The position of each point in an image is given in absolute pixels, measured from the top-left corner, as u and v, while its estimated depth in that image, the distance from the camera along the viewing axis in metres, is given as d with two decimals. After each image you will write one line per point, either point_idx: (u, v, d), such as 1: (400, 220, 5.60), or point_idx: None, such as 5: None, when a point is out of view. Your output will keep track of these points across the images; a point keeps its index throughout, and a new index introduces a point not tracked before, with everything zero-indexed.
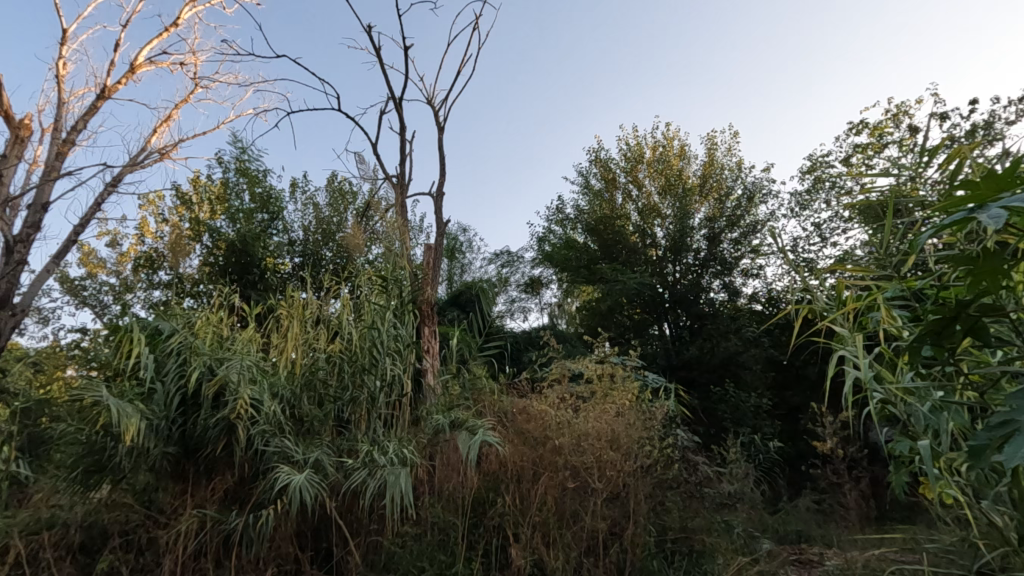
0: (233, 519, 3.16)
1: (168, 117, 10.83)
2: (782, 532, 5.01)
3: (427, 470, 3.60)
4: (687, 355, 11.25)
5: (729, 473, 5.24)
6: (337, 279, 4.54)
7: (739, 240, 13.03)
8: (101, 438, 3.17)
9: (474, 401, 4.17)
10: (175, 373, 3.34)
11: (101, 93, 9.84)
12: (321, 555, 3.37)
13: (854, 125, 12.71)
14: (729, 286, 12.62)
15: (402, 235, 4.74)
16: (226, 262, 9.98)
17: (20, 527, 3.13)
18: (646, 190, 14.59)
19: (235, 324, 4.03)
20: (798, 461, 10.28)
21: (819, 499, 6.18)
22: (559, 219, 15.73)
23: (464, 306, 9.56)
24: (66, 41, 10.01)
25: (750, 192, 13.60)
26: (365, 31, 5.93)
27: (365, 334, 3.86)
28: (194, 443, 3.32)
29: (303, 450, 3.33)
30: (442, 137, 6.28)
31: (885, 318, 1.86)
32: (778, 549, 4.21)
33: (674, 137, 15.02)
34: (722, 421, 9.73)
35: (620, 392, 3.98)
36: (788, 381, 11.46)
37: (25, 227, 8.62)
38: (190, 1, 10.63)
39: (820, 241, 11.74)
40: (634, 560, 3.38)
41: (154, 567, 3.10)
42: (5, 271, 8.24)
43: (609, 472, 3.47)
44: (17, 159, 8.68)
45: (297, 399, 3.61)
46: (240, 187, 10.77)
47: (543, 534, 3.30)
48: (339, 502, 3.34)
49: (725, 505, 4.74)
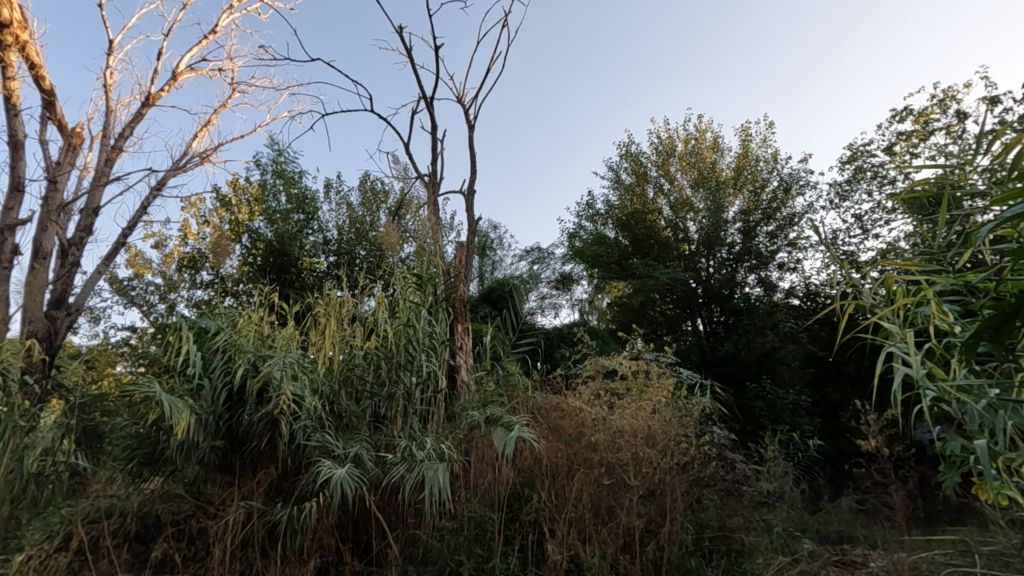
0: (277, 511, 3.25)
1: (208, 122, 11.18)
2: (822, 532, 4.92)
3: (463, 466, 3.64)
4: (722, 350, 11.02)
5: (767, 471, 5.12)
6: (371, 278, 4.63)
7: (775, 234, 12.68)
8: (154, 432, 3.31)
9: (508, 398, 4.19)
10: (221, 369, 3.46)
11: (146, 101, 10.21)
12: (361, 547, 3.46)
13: (897, 112, 12.19)
14: (765, 281, 12.25)
15: (435, 233, 4.78)
16: (264, 262, 10.28)
17: (81, 517, 3.29)
18: (678, 183, 14.42)
19: (275, 323, 4.15)
20: (840, 460, 9.98)
21: (862, 499, 6.01)
22: (590, 215, 15.69)
23: (496, 302, 9.63)
24: (112, 51, 10.44)
25: (787, 183, 13.22)
26: (397, 33, 6.03)
27: (401, 331, 3.93)
28: (240, 437, 3.42)
29: (344, 445, 3.42)
30: (471, 136, 6.32)
31: (936, 313, 1.78)
32: (820, 550, 4.13)
33: (707, 129, 14.75)
34: (760, 418, 9.48)
35: (656, 388, 3.93)
36: (827, 377, 11.13)
37: (78, 231, 9.05)
38: (227, 8, 10.93)
39: (861, 233, 11.35)
40: (671, 557, 3.36)
41: (204, 555, 3.25)
42: (60, 273, 8.66)
43: (645, 469, 3.46)
44: (70, 165, 9.09)
45: (335, 395, 3.71)
46: (277, 189, 11.07)
47: (579, 530, 3.32)
48: (378, 496, 3.42)
49: (764, 504, 4.64)
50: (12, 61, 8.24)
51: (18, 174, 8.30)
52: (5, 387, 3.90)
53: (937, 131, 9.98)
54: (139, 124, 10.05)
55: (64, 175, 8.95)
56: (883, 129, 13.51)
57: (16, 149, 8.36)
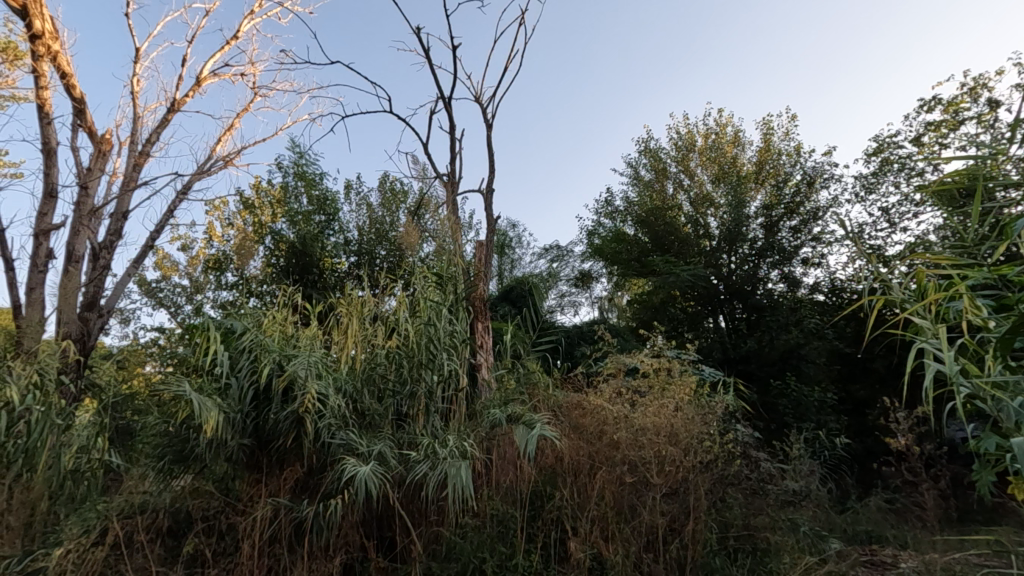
0: (304, 507, 3.31)
1: (231, 126, 11.38)
2: (850, 532, 4.84)
3: (485, 464, 3.66)
4: (745, 347, 10.88)
5: (793, 470, 5.02)
6: (392, 277, 4.69)
7: (798, 228, 12.46)
8: (184, 430, 3.40)
9: (529, 396, 4.22)
10: (247, 369, 3.53)
11: (172, 106, 10.44)
12: (385, 544, 3.50)
13: (925, 101, 11.84)
14: (788, 276, 12.02)
15: (454, 233, 4.79)
16: (287, 263, 10.45)
17: (117, 512, 3.37)
18: (698, 178, 14.27)
19: (299, 323, 4.23)
20: (868, 459, 9.77)
21: (891, 498, 5.87)
22: (608, 212, 15.62)
23: (516, 301, 9.66)
24: (138, 59, 10.69)
25: (810, 177, 12.90)
26: (415, 34, 6.08)
27: (422, 330, 3.97)
28: (267, 435, 3.49)
29: (367, 443, 3.47)
30: (489, 135, 6.35)
31: (969, 308, 1.72)
32: (848, 550, 4.06)
33: (728, 123, 14.53)
34: (784, 416, 9.26)
35: (678, 386, 3.90)
36: (854, 374, 10.88)
37: (108, 235, 9.30)
38: (248, 14, 11.12)
39: (888, 227, 11.07)
40: (695, 556, 3.34)
41: (234, 550, 3.32)
42: (92, 276, 8.90)
43: (668, 467, 3.44)
44: (100, 171, 9.34)
45: (359, 394, 3.76)
46: (298, 191, 11.24)
47: (602, 528, 3.33)
48: (402, 494, 3.46)
49: (790, 503, 4.56)
50: (45, 71, 8.51)
51: (52, 181, 8.57)
52: (42, 385, 4.03)
53: (968, 121, 9.67)
54: (165, 130, 10.29)
55: (96, 181, 9.20)
56: (911, 120, 13.13)
57: (50, 156, 8.63)
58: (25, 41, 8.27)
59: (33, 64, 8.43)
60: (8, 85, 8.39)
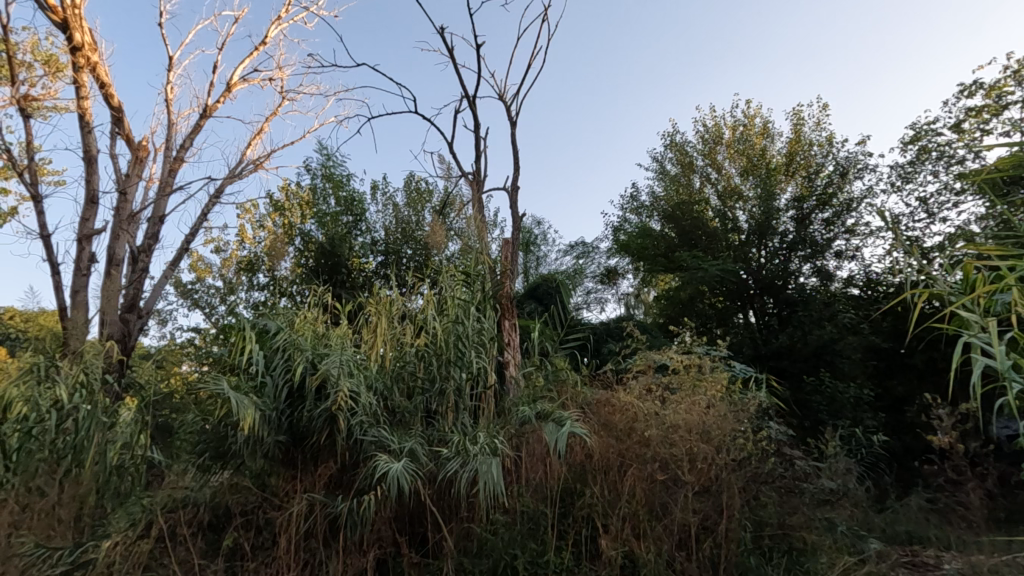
0: (338, 503, 3.38)
1: (260, 131, 11.62)
2: (890, 532, 4.73)
3: (514, 461, 3.66)
4: (776, 343, 10.66)
5: (828, 468, 4.88)
6: (419, 277, 4.74)
7: (831, 221, 12.14)
8: (222, 427, 3.49)
9: (557, 393, 4.22)
10: (282, 368, 3.61)
11: (204, 113, 10.71)
12: (418, 540, 3.54)
13: (966, 86, 11.35)
14: (821, 270, 11.59)
15: (480, 232, 4.77)
16: (317, 263, 10.64)
17: (161, 506, 3.47)
18: (725, 171, 14.03)
19: (330, 322, 4.30)
20: (908, 457, 9.47)
21: (933, 497, 5.70)
22: (634, 207, 15.47)
23: (542, 298, 9.66)
24: (172, 67, 10.98)
25: (843, 167, 12.48)
26: (438, 34, 6.11)
27: (450, 328, 4.00)
28: (301, 432, 3.56)
29: (399, 440, 3.51)
30: (514, 132, 6.35)
31: (1020, 300, 1.65)
32: (888, 550, 3.96)
33: (757, 114, 14.20)
34: (819, 413, 8.99)
35: (709, 382, 3.79)
36: (892, 369, 10.50)
37: (146, 238, 9.60)
38: (275, 19, 11.31)
39: (926, 218, 10.68)
40: (728, 555, 3.32)
41: (272, 544, 3.41)
42: (132, 279, 9.21)
43: (700, 464, 3.39)
44: (138, 177, 9.63)
45: (389, 391, 3.81)
46: (326, 192, 11.42)
47: (633, 526, 3.31)
48: (433, 490, 3.50)
49: (827, 502, 4.43)
50: (85, 81, 8.82)
51: (93, 187, 8.89)
52: (89, 384, 4.19)
53: (1012, 105, 9.24)
54: (198, 135, 10.56)
55: (134, 187, 9.51)
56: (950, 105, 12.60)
57: (91, 164, 8.95)
58: (66, 53, 8.58)
59: (74, 76, 8.73)
60: (51, 96, 8.72)
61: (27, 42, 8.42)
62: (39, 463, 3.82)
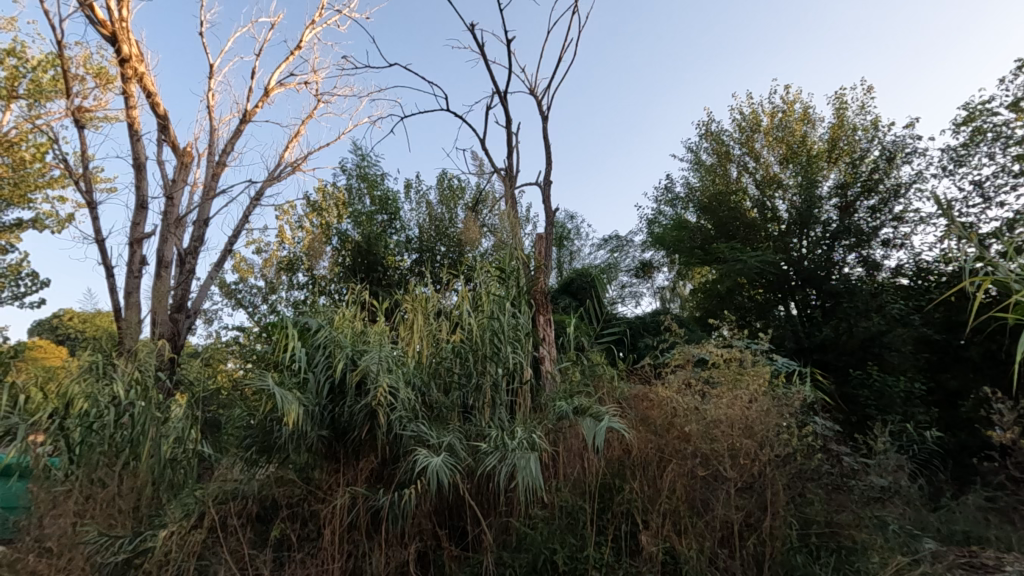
0: (380, 496, 3.45)
1: (297, 133, 11.88)
2: (946, 532, 4.54)
3: (552, 456, 3.68)
4: (820, 336, 10.33)
5: (878, 465, 4.66)
6: (454, 273, 4.78)
7: (877, 208, 11.66)
8: (268, 423, 3.59)
9: (594, 388, 4.23)
10: (323, 364, 3.69)
11: (243, 117, 11.03)
12: (457, 533, 3.58)
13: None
14: (868, 260, 11.20)
15: (513, 227, 4.73)
16: (353, 261, 10.84)
17: (212, 498, 3.61)
18: (764, 160, 13.63)
19: (368, 319, 4.39)
20: (964, 454, 9.03)
21: (993, 497, 5.42)
22: (668, 199, 15.24)
23: (577, 293, 9.62)
24: (213, 75, 11.35)
25: (890, 152, 11.94)
26: (469, 32, 6.15)
27: (485, 324, 4.02)
28: (343, 427, 3.65)
29: (438, 435, 3.55)
30: (545, 126, 6.34)
31: None
32: (944, 550, 3.80)
33: (796, 100, 13.70)
34: (866, 409, 8.65)
35: (753, 375, 3.64)
36: (945, 362, 10.00)
37: (192, 241, 9.96)
38: (309, 23, 11.53)
39: (982, 202, 10.13)
40: (774, 553, 3.21)
41: (317, 536, 3.51)
42: (180, 280, 9.59)
43: (742, 460, 3.30)
44: (183, 182, 9.99)
45: (427, 387, 3.86)
46: (361, 192, 11.60)
47: (673, 522, 3.27)
48: (472, 484, 3.53)
49: (877, 500, 4.25)
50: (133, 92, 9.21)
51: (142, 193, 9.28)
52: (143, 381, 4.39)
53: None
54: (239, 140, 10.88)
55: (180, 192, 9.88)
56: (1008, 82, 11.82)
57: (140, 171, 9.35)
58: (115, 65, 8.98)
59: (123, 86, 9.12)
60: (102, 107, 9.14)
61: (79, 56, 8.84)
62: (99, 457, 4.01)
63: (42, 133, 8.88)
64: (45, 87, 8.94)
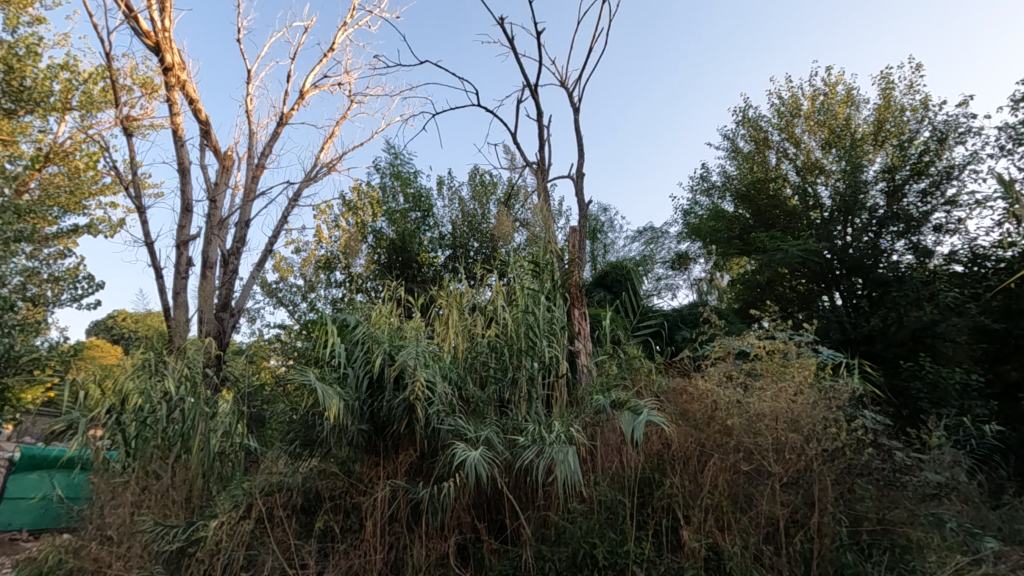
0: (420, 489, 3.49)
1: (332, 134, 12.09)
2: (1007, 531, 4.30)
3: (590, 451, 3.66)
4: (867, 327, 9.92)
5: (934, 460, 4.43)
6: (488, 267, 4.79)
7: (927, 191, 11.12)
8: (310, 416, 3.70)
9: (631, 381, 4.19)
10: (362, 359, 3.76)
11: (281, 120, 11.30)
12: (496, 526, 3.60)
13: None
14: (918, 246, 10.66)
15: (545, 220, 4.68)
16: (388, 258, 10.99)
17: (259, 490, 3.72)
18: (805, 145, 13.19)
19: (404, 315, 4.44)
20: None
21: None
22: (704, 189, 14.88)
23: (611, 287, 9.51)
24: (251, 80, 11.66)
25: (941, 133, 11.36)
26: (500, 26, 6.15)
27: (520, 318, 4.01)
28: (382, 421, 3.72)
29: (475, 429, 3.56)
30: (578, 117, 6.30)
31: None
32: (1007, 550, 3.61)
33: (839, 82, 13.17)
34: (919, 402, 8.25)
35: (798, 367, 3.51)
36: (1005, 353, 9.46)
37: (234, 242, 10.28)
38: (342, 26, 11.71)
39: None
40: (823, 550, 3.09)
41: (359, 527, 3.57)
42: (223, 280, 9.91)
43: (787, 455, 3.20)
44: (225, 185, 10.31)
45: (463, 381, 3.88)
46: (395, 190, 11.76)
47: (716, 518, 3.19)
48: (509, 478, 3.53)
49: (933, 497, 4.03)
50: (177, 99, 9.55)
51: (187, 197, 9.63)
52: (192, 377, 4.57)
53: None
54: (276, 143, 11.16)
55: (222, 194, 10.21)
56: None
57: (184, 175, 9.69)
58: (159, 74, 9.33)
59: (167, 94, 9.47)
60: (149, 116, 9.51)
61: (127, 67, 9.22)
62: (154, 450, 4.21)
63: (94, 142, 9.31)
64: (96, 98, 9.36)
